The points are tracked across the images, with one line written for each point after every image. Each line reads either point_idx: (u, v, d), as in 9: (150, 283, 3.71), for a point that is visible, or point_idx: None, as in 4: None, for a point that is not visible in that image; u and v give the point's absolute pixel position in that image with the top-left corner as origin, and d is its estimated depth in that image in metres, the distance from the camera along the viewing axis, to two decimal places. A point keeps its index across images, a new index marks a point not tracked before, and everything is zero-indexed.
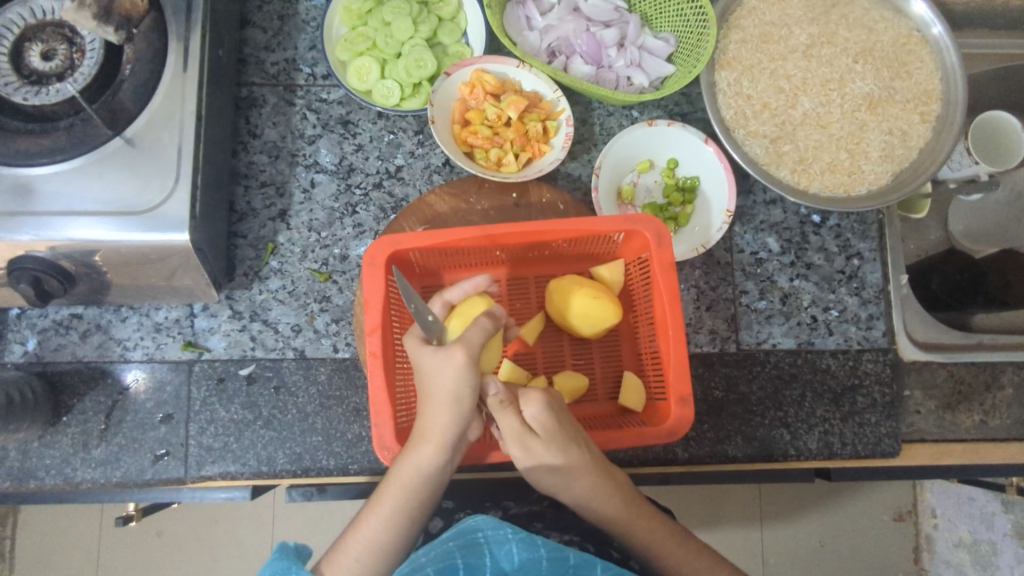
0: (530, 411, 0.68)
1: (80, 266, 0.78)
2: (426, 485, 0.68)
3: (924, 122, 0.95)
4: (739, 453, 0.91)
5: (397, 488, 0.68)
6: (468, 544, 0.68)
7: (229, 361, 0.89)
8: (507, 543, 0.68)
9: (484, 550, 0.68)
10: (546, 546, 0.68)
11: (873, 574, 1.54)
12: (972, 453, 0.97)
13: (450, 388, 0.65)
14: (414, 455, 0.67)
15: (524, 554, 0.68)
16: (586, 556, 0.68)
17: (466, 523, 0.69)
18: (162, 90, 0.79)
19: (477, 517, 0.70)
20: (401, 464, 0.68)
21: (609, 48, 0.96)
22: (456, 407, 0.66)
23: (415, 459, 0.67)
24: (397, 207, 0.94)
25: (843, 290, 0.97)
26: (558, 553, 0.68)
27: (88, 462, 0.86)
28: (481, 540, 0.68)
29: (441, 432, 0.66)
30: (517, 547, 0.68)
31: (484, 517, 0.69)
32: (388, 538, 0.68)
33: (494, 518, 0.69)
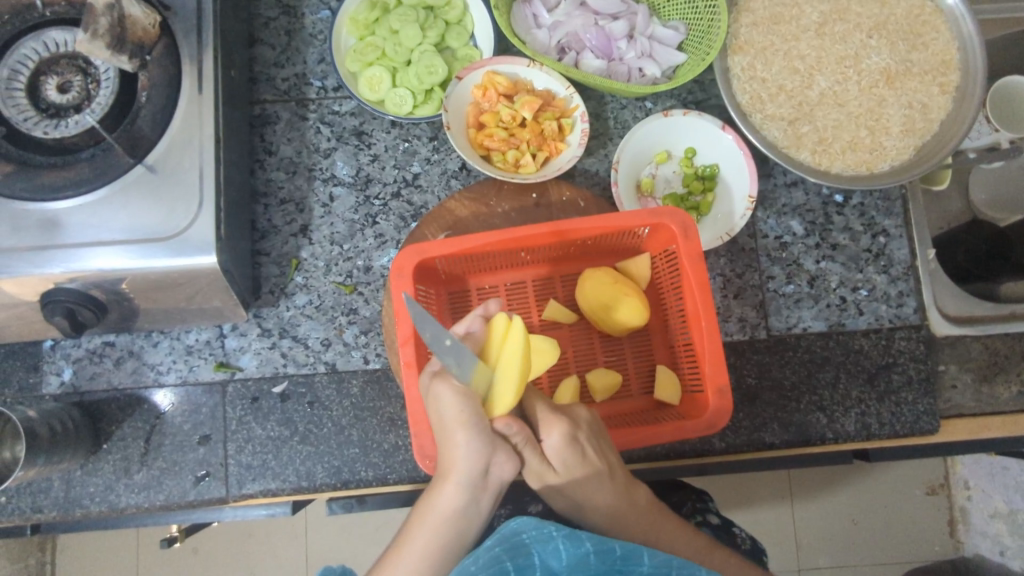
0: (550, 441, 0.69)
1: (111, 295, 0.79)
2: (459, 521, 0.65)
3: (944, 93, 0.93)
4: (777, 440, 0.90)
5: (431, 522, 0.65)
6: (513, 546, 0.66)
7: (262, 378, 0.90)
8: (554, 542, 0.66)
9: (530, 552, 0.65)
10: (592, 540, 0.67)
11: (908, 548, 1.53)
12: (1013, 425, 0.95)
13: (463, 420, 0.62)
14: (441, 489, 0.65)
15: (572, 551, 0.66)
16: (631, 546, 0.68)
17: (507, 528, 0.67)
18: (179, 114, 0.79)
19: (516, 520, 0.68)
20: (433, 497, 0.65)
21: (619, 41, 0.95)
22: (478, 435, 0.63)
23: (446, 495, 0.64)
24: (416, 215, 0.94)
25: (871, 268, 0.96)
26: (604, 547, 0.67)
27: (131, 487, 0.87)
28: (525, 541, 0.66)
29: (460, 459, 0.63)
30: (564, 544, 0.66)
31: (525, 517, 0.67)
32: (433, 569, 0.65)
33: (534, 518, 0.67)
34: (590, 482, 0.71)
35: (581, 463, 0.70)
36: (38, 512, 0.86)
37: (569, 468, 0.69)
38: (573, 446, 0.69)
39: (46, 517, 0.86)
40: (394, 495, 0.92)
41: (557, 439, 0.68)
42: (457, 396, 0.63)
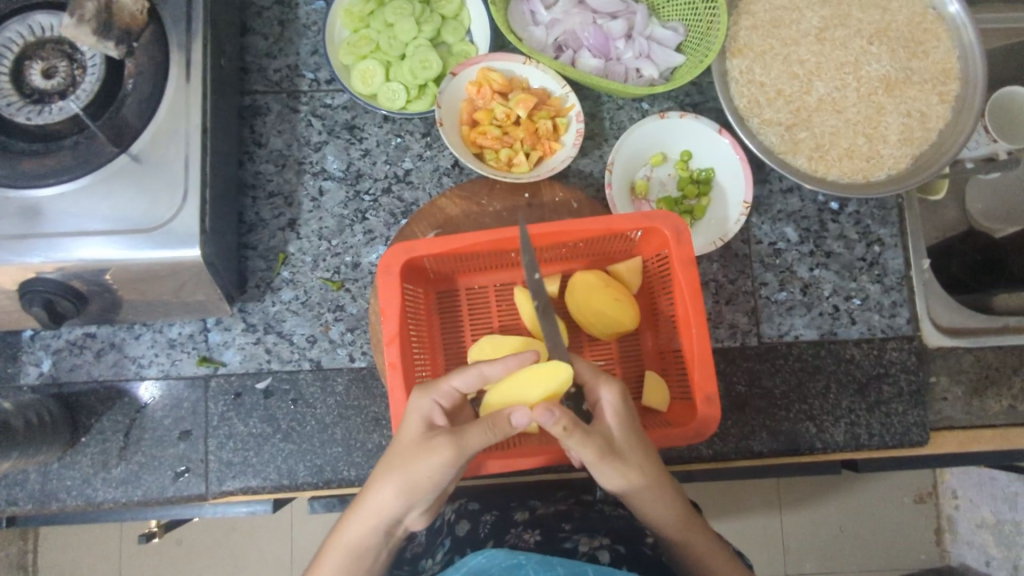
0: (608, 399, 0.67)
1: (91, 286, 0.77)
2: (364, 552, 0.69)
3: (943, 102, 0.92)
4: (764, 448, 0.90)
5: (344, 540, 0.68)
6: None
7: (245, 374, 0.88)
8: (522, 568, 0.67)
9: None
10: (562, 566, 0.67)
11: (894, 557, 1.53)
12: (1002, 439, 0.95)
13: (418, 482, 0.64)
14: (362, 515, 0.67)
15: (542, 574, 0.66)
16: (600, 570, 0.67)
17: (475, 560, 0.68)
18: (166, 104, 0.77)
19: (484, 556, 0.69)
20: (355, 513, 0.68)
21: (616, 40, 0.94)
22: (420, 495, 0.65)
23: (362, 528, 0.68)
24: (407, 212, 0.93)
25: (864, 278, 0.95)
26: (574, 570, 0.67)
27: (109, 482, 0.85)
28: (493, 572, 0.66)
29: (391, 505, 0.66)
30: (533, 570, 0.66)
31: (494, 551, 0.68)
32: None
33: (500, 551, 0.68)
34: (638, 457, 0.68)
35: (634, 430, 0.69)
36: (13, 505, 0.84)
37: (622, 439, 0.67)
38: (626, 409, 0.68)
39: (21, 510, 0.85)
40: None
41: (612, 399, 0.67)
42: (439, 468, 0.63)
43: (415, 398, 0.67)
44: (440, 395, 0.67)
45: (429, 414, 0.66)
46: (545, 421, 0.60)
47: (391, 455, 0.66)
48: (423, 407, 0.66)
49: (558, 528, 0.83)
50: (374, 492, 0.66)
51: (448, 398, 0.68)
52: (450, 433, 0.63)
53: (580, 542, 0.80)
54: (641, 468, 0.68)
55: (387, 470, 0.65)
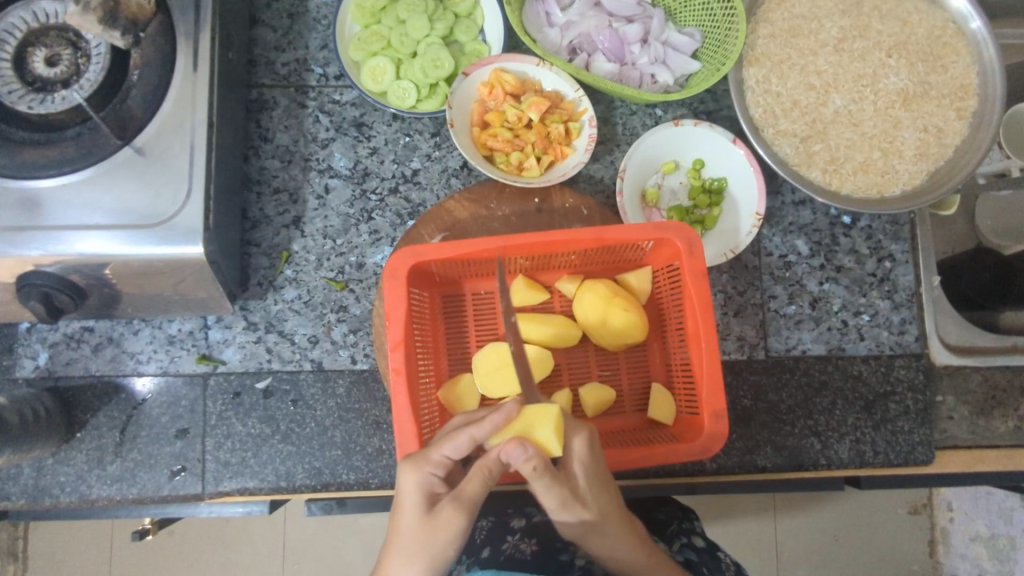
0: (578, 450, 0.66)
1: (91, 281, 0.76)
2: None
3: (960, 118, 0.91)
4: (768, 463, 0.89)
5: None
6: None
7: (245, 373, 0.87)
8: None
9: None
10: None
11: (888, 567, 1.53)
12: (1006, 460, 0.94)
13: (439, 558, 0.62)
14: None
15: None
16: None
17: None
18: (172, 96, 0.75)
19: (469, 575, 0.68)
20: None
21: (632, 44, 0.92)
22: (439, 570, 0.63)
23: None
24: (414, 212, 0.91)
25: (874, 293, 0.94)
26: None
27: (104, 479, 0.84)
28: None
29: None
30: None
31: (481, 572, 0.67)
32: None
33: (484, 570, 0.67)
34: (604, 500, 0.68)
35: (602, 474, 0.68)
36: (6, 500, 0.83)
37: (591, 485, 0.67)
38: (594, 454, 0.67)
39: (14, 505, 0.83)
40: (375, 499, 0.90)
41: (583, 446, 0.66)
42: (457, 535, 0.62)
43: (408, 476, 0.63)
44: (434, 467, 0.64)
45: (427, 486, 0.64)
46: (518, 455, 0.59)
47: (401, 541, 0.63)
48: (421, 485, 0.63)
49: (555, 536, 0.83)
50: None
51: (442, 466, 0.64)
52: (455, 499, 0.62)
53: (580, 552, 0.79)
54: (603, 512, 0.68)
55: (407, 559, 0.62)
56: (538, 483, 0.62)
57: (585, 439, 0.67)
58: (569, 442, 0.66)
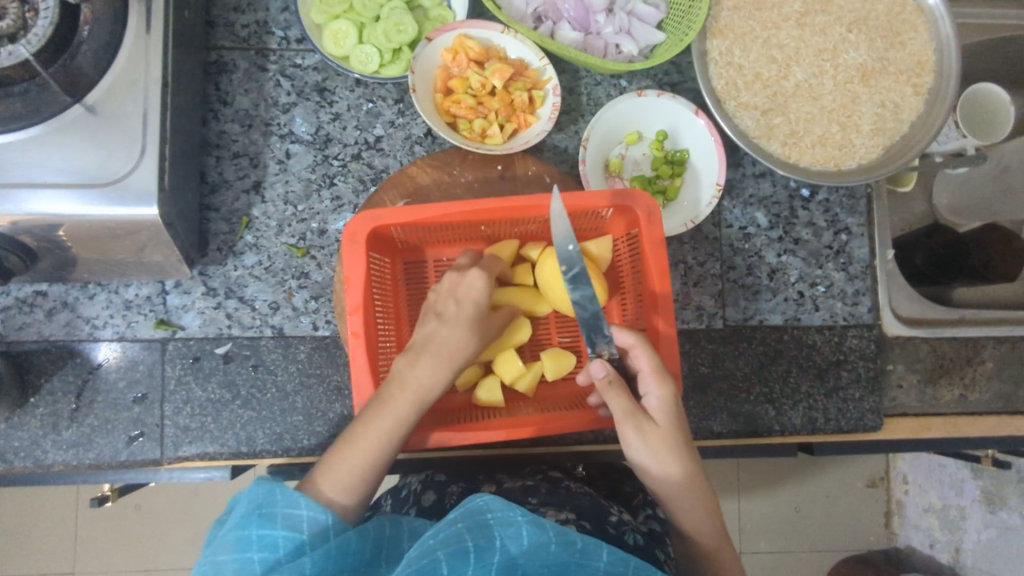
0: (653, 400, 0.70)
1: (42, 242, 0.74)
2: (421, 401, 0.69)
3: (917, 94, 0.92)
4: (724, 429, 0.91)
5: (404, 398, 0.69)
6: (476, 526, 0.61)
7: (204, 339, 0.86)
8: (517, 526, 0.61)
9: (492, 534, 0.61)
10: (554, 529, 0.62)
11: (846, 537, 1.58)
12: (951, 426, 0.97)
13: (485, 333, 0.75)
14: (428, 366, 0.70)
15: (534, 537, 0.61)
16: (593, 540, 0.62)
17: (472, 503, 0.62)
18: (123, 54, 0.74)
19: (484, 495, 0.63)
20: (404, 378, 0.70)
21: (597, 13, 0.91)
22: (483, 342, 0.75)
23: (431, 373, 0.70)
24: (376, 178, 0.91)
25: (830, 265, 0.96)
26: (566, 538, 0.62)
27: (59, 444, 0.83)
28: (489, 522, 0.61)
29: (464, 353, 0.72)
30: (525, 531, 0.61)
31: (493, 496, 0.62)
32: (382, 455, 0.69)
33: (502, 498, 0.62)
34: (685, 456, 0.70)
35: (682, 426, 0.71)
36: None
37: (671, 432, 0.70)
38: (676, 408, 0.70)
39: None
40: None
41: (663, 397, 0.70)
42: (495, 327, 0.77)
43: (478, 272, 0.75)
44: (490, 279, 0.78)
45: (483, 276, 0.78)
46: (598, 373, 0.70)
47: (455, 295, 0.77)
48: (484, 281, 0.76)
49: (523, 502, 0.82)
50: (441, 354, 0.71)
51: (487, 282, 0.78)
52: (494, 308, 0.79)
53: (547, 515, 0.80)
54: (684, 465, 0.70)
55: (462, 331, 0.72)
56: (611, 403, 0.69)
57: (667, 392, 0.70)
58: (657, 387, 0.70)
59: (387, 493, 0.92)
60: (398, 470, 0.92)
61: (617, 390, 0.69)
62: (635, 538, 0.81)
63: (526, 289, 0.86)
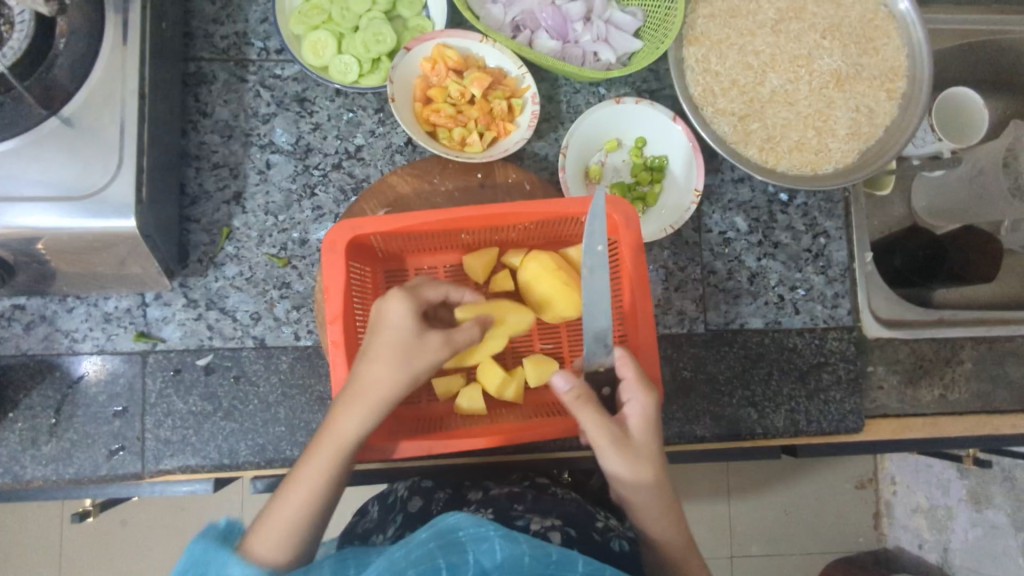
0: (633, 409, 0.69)
1: (18, 256, 0.74)
2: (346, 446, 0.66)
3: (890, 99, 0.94)
4: (707, 433, 0.91)
5: (331, 442, 0.66)
6: (447, 544, 0.59)
7: (185, 351, 0.86)
8: (491, 542, 0.60)
9: (465, 550, 0.59)
10: (528, 542, 0.62)
11: (834, 539, 1.59)
12: (932, 427, 0.98)
13: (408, 362, 0.67)
14: (352, 409, 0.67)
15: (507, 550, 0.60)
16: (568, 552, 0.63)
17: (443, 521, 0.60)
18: (100, 66, 0.74)
19: (455, 513, 0.61)
20: (332, 423, 0.67)
21: (575, 22, 0.92)
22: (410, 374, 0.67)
23: (351, 415, 0.66)
24: (357, 188, 0.91)
25: (809, 269, 0.97)
26: (541, 551, 0.62)
27: (38, 460, 0.82)
28: (461, 538, 0.60)
29: (384, 389, 0.66)
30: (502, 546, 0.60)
31: (465, 514, 0.60)
32: (314, 504, 0.65)
33: (474, 515, 0.60)
34: (657, 465, 0.70)
35: (656, 436, 0.71)
36: None
37: (645, 442, 0.69)
38: (655, 418, 0.70)
39: None
40: None
41: (643, 407, 0.69)
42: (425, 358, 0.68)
43: (397, 301, 0.69)
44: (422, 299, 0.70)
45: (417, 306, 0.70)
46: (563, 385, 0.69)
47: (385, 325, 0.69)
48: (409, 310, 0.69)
49: (510, 508, 0.82)
50: (364, 395, 0.67)
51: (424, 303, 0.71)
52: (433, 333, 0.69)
53: (532, 522, 0.79)
54: (655, 474, 0.70)
55: (382, 366, 0.67)
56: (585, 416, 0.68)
57: (647, 402, 0.69)
58: (632, 396, 0.70)
59: (372, 503, 0.92)
60: (382, 480, 0.92)
61: (586, 404, 0.68)
62: (621, 544, 0.81)
63: (502, 304, 0.81)
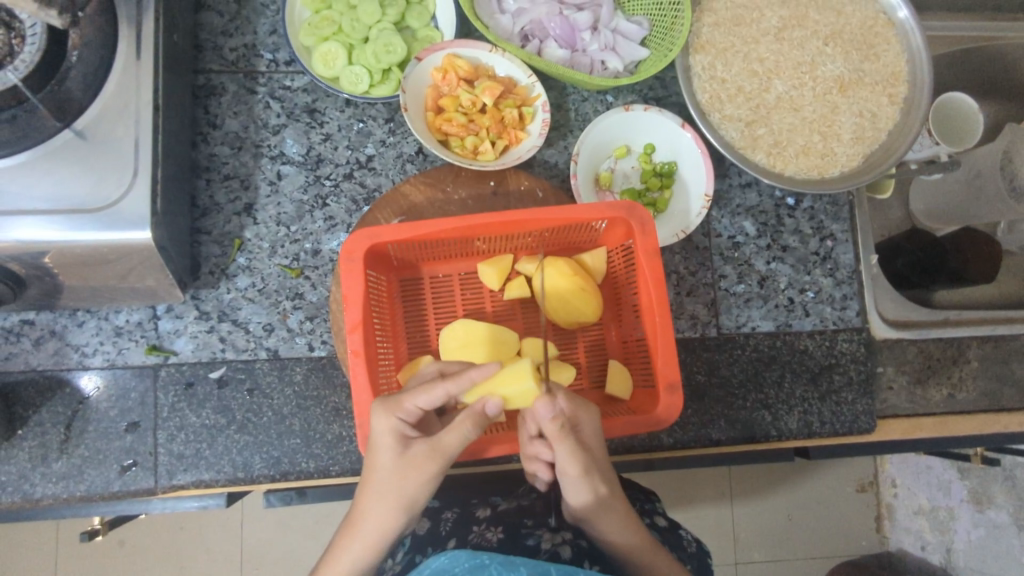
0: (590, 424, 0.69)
1: (31, 270, 0.73)
2: None
3: (893, 104, 0.95)
4: (722, 436, 0.92)
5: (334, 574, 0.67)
6: None
7: (197, 364, 0.85)
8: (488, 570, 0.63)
9: None
10: (526, 566, 0.64)
11: (839, 542, 1.59)
12: (942, 426, 0.99)
13: (403, 497, 0.65)
14: (348, 548, 0.67)
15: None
16: (567, 568, 0.64)
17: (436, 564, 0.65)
18: (114, 78, 0.74)
19: (447, 555, 0.66)
20: (333, 557, 0.68)
21: (582, 31, 0.94)
22: (407, 504, 0.66)
23: (348, 552, 0.67)
24: (369, 198, 0.91)
25: (818, 271, 0.98)
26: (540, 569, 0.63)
27: (48, 477, 0.81)
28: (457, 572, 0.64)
29: (382, 527, 0.67)
30: (497, 571, 0.63)
31: (455, 552, 0.65)
32: None
33: (462, 550, 0.65)
34: (610, 476, 0.72)
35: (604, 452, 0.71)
36: None
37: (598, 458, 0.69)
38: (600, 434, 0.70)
39: None
40: (335, 487, 0.90)
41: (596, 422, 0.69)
42: (422, 485, 0.65)
43: (381, 417, 0.65)
44: (407, 413, 0.66)
45: (400, 428, 0.66)
46: (545, 412, 0.64)
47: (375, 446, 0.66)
48: (393, 424, 0.65)
49: (519, 525, 0.83)
50: (365, 534, 0.67)
51: (412, 414, 0.66)
52: (427, 446, 0.65)
53: (544, 540, 0.80)
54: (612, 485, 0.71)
55: (376, 505, 0.66)
56: (562, 448, 0.66)
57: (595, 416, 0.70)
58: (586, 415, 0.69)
59: None
60: None
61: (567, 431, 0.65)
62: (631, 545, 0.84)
63: (515, 370, 0.66)
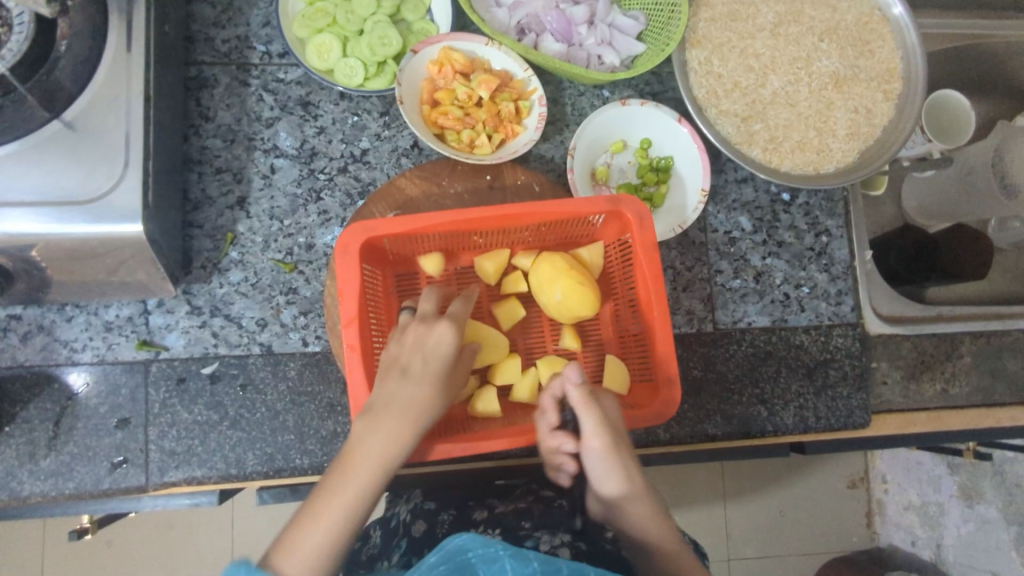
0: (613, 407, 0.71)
1: (18, 263, 0.72)
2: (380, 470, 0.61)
3: (887, 100, 0.96)
4: (719, 431, 0.91)
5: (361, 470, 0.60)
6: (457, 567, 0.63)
7: (189, 359, 0.84)
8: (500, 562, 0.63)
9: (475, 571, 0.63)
10: (539, 560, 0.63)
11: (829, 539, 1.60)
12: (935, 421, 1.00)
13: (441, 379, 0.67)
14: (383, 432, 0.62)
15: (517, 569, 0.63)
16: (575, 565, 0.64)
17: (452, 545, 0.64)
18: (104, 68, 0.72)
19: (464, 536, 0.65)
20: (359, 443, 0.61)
21: (579, 25, 0.93)
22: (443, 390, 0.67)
23: (382, 435, 0.62)
24: (364, 191, 0.90)
25: (813, 267, 0.98)
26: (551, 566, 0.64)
27: (36, 474, 0.79)
28: (471, 560, 0.63)
29: (422, 411, 0.64)
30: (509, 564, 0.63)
31: (471, 535, 0.64)
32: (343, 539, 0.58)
33: (481, 536, 0.64)
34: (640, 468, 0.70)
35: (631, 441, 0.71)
36: None
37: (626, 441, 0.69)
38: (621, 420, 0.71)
39: None
40: None
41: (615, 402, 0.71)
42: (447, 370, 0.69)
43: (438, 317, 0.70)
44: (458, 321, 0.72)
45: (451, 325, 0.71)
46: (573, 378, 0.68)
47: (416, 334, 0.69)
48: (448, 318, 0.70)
49: (517, 527, 0.82)
50: (403, 419, 0.63)
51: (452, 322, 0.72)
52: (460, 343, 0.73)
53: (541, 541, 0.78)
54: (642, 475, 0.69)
55: (426, 389, 0.65)
56: (586, 415, 0.66)
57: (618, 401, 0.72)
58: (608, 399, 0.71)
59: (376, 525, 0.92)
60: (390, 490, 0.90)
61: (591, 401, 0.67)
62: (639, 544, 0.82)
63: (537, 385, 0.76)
